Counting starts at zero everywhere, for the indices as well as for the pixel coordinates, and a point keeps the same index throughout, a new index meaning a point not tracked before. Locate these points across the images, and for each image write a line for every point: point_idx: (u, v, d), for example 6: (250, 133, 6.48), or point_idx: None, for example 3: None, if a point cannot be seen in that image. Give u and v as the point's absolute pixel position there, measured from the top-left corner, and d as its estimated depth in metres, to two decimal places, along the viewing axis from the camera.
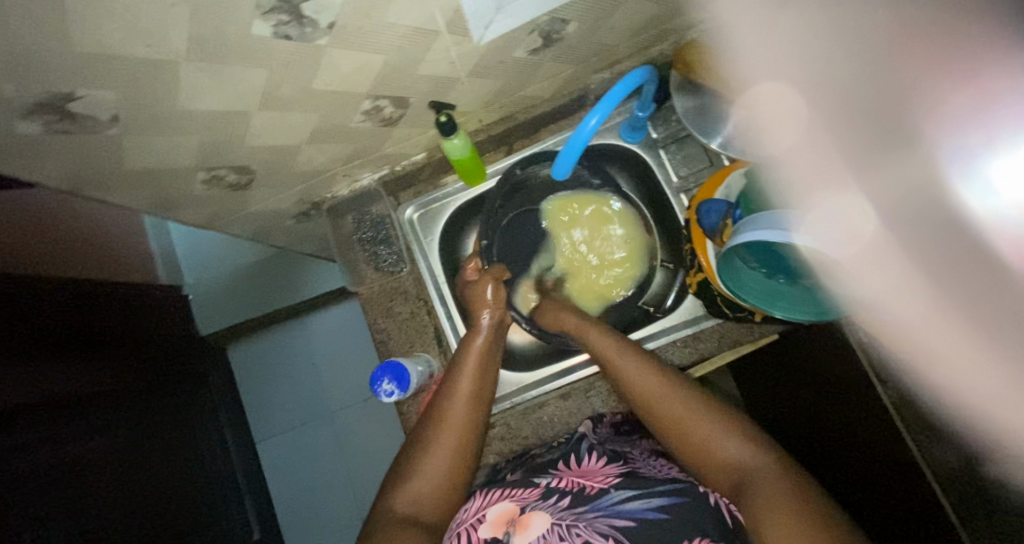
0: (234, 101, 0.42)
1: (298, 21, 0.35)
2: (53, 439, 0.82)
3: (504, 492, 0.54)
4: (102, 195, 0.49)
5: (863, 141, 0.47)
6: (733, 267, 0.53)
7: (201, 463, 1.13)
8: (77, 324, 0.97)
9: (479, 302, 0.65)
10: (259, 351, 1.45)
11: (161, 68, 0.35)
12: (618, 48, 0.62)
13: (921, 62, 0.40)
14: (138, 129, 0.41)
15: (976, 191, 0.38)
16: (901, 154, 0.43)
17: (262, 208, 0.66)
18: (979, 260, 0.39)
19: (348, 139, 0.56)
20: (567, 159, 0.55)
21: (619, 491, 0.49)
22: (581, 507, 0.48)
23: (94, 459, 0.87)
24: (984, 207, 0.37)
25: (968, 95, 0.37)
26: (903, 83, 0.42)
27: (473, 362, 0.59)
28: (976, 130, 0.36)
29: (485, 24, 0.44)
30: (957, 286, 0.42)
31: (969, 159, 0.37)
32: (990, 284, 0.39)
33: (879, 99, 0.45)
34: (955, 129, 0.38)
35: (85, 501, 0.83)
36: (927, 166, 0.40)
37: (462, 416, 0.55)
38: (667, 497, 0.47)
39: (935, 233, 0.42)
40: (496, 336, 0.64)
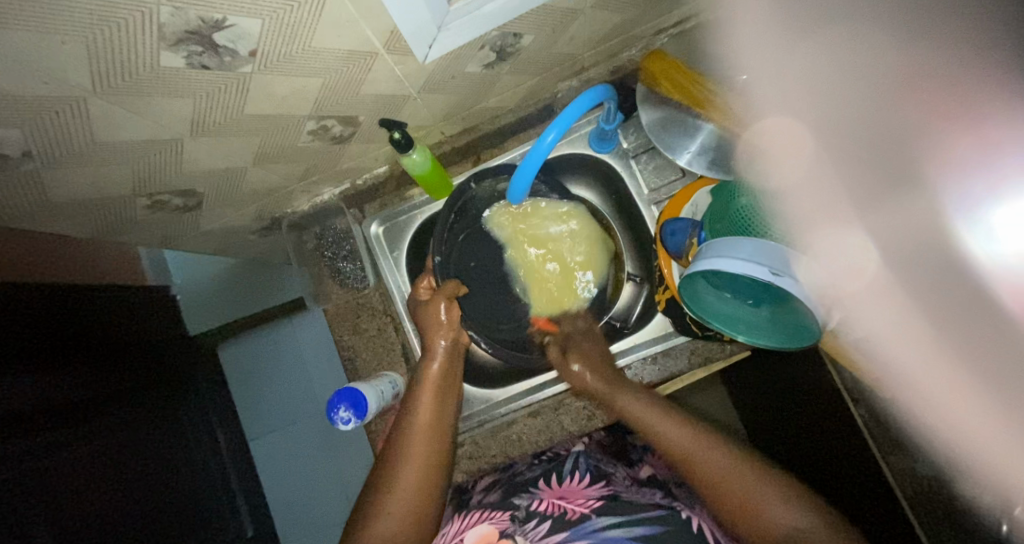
0: (159, 130, 0.40)
1: (213, 51, 0.33)
2: (52, 445, 0.68)
3: (481, 515, 0.51)
4: (36, 223, 0.47)
5: (868, 181, 0.44)
6: (697, 292, 0.52)
7: (204, 477, 0.96)
8: (61, 317, 0.80)
9: (435, 325, 0.65)
10: (253, 353, 1.22)
11: (65, 103, 0.33)
12: (581, 57, 0.59)
13: (925, 104, 0.38)
14: (57, 163, 0.39)
15: (978, 237, 0.35)
16: (902, 197, 0.40)
17: (219, 226, 0.64)
18: (981, 311, 0.36)
19: (299, 157, 0.54)
20: (526, 173, 0.53)
21: (603, 517, 0.45)
22: (560, 534, 0.44)
23: (93, 473, 0.72)
24: (985, 257, 0.35)
25: (971, 141, 0.35)
26: (910, 123, 0.39)
27: (429, 390, 0.59)
28: (979, 179, 0.34)
29: (428, 44, 0.42)
30: (959, 340, 0.38)
31: (970, 207, 0.35)
32: (989, 338, 0.36)
33: (884, 135, 0.42)
34: (958, 172, 0.36)
35: (86, 524, 0.68)
36: (926, 211, 0.38)
37: (423, 443, 0.53)
38: (650, 527, 0.43)
39: (937, 284, 0.39)
40: (451, 359, 0.64)
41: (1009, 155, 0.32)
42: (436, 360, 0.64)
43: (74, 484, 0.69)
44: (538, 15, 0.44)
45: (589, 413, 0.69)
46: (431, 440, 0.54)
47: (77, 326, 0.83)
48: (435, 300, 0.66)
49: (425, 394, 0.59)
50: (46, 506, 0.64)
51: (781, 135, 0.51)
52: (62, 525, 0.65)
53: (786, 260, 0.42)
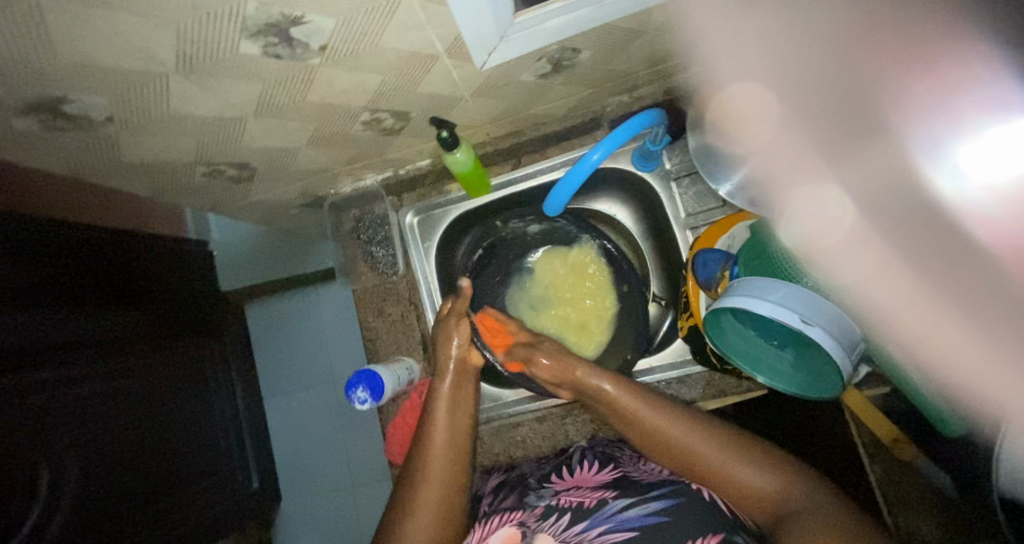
0: (227, 109, 0.42)
1: (287, 43, 0.34)
2: (86, 376, 0.73)
3: (504, 518, 0.51)
4: (106, 177, 0.51)
5: (833, 137, 0.48)
6: (721, 328, 0.51)
7: (221, 428, 1.01)
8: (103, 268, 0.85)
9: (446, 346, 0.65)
10: (277, 319, 1.27)
11: (150, 79, 0.35)
12: (635, 75, 0.59)
13: (884, 58, 0.41)
14: (133, 128, 0.41)
15: (946, 175, 0.40)
16: (869, 148, 0.45)
17: (266, 198, 0.67)
18: (950, 237, 0.41)
19: (349, 143, 0.56)
20: (567, 189, 0.55)
21: (618, 500, 0.46)
22: (581, 524, 0.45)
23: (119, 409, 0.77)
24: (955, 193, 0.39)
25: (930, 85, 0.39)
26: (866, 77, 0.43)
27: (443, 411, 0.60)
28: (940, 119, 0.39)
29: (488, 51, 0.42)
30: (944, 270, 0.42)
31: (936, 148, 0.40)
32: (967, 265, 0.40)
33: (842, 94, 0.45)
34: (922, 119, 0.40)
35: (108, 455, 0.73)
36: (897, 154, 0.42)
37: (439, 468, 0.56)
38: (664, 502, 0.45)
39: (911, 221, 0.43)
40: (462, 379, 0.64)
41: (966, 95, 0.37)
42: (446, 379, 0.63)
43: (105, 414, 0.74)
44: (599, 33, 0.44)
45: (595, 428, 0.68)
46: (449, 465, 0.56)
47: (113, 273, 0.86)
48: (449, 318, 0.67)
49: (437, 413, 0.59)
50: (77, 433, 0.69)
51: (747, 103, 0.51)
52: (86, 453, 0.70)
53: (817, 309, 0.42)
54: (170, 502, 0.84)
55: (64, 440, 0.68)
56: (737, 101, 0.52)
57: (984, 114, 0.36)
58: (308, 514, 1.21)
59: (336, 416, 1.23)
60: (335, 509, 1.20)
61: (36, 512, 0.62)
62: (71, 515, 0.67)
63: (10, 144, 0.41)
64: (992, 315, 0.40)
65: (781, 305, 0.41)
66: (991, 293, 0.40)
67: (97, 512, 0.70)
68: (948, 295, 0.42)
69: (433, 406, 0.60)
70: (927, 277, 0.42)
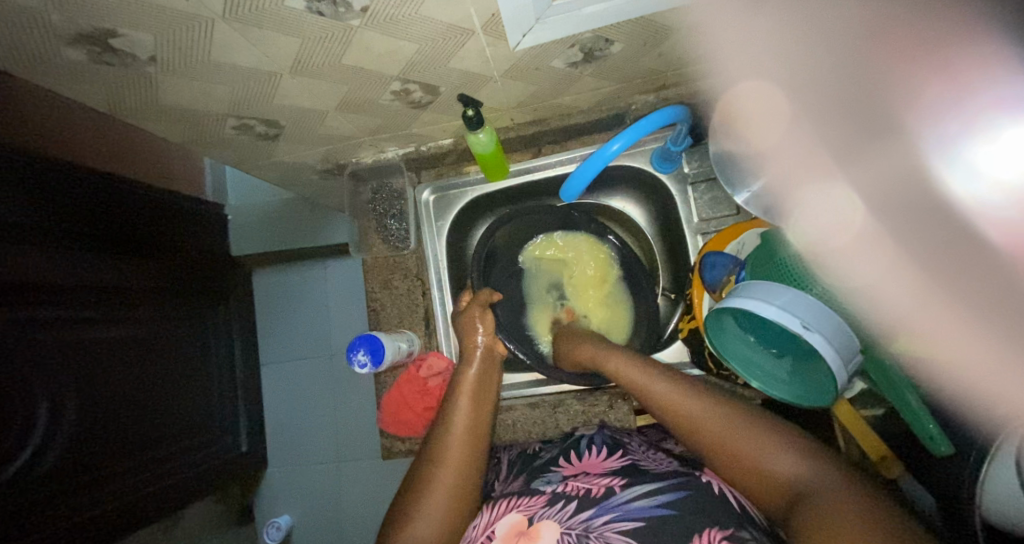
0: (265, 62, 0.43)
1: (331, 1, 0.35)
2: (94, 319, 0.75)
3: (512, 502, 0.50)
4: (141, 119, 0.53)
5: (845, 135, 0.46)
6: (722, 328, 0.52)
7: (213, 385, 1.02)
8: (120, 217, 0.86)
9: (470, 335, 0.67)
10: (283, 285, 1.28)
11: (197, 22, 0.36)
12: (664, 74, 0.60)
13: (899, 55, 0.36)
14: (174, 71, 0.43)
15: (958, 176, 0.37)
16: (883, 144, 0.42)
17: (290, 159, 0.69)
18: (971, 243, 0.39)
19: (377, 113, 0.58)
20: (585, 177, 0.56)
21: (626, 491, 0.46)
22: (588, 512, 0.45)
23: (118, 353, 0.79)
24: (968, 194, 0.37)
25: (944, 84, 0.35)
26: (880, 75, 0.38)
27: (466, 392, 0.61)
28: (953, 118, 0.35)
29: (522, 32, 0.43)
30: (958, 271, 0.41)
31: (949, 148, 0.37)
32: (988, 269, 0.39)
33: (854, 90, 0.41)
34: (932, 118, 0.37)
35: (103, 397, 0.75)
36: (911, 154, 0.39)
37: (461, 448, 0.55)
38: (671, 494, 0.45)
39: (924, 217, 0.42)
40: (487, 366, 0.66)
41: (982, 93, 0.33)
42: (473, 365, 0.65)
43: (107, 359, 0.76)
44: (632, 26, 0.45)
45: (585, 420, 0.69)
46: (469, 443, 0.56)
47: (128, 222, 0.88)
48: (471, 308, 0.70)
49: (461, 397, 0.61)
50: (80, 375, 0.72)
51: (759, 101, 0.52)
52: (88, 391, 0.73)
53: (819, 317, 0.42)
54: (161, 451, 0.86)
55: (66, 378, 0.70)
56: (748, 101, 0.53)
57: (1000, 111, 0.32)
58: (293, 482, 1.23)
59: (330, 389, 1.24)
60: (320, 480, 1.21)
61: (32, 443, 0.65)
62: (68, 449, 0.69)
63: (56, 73, 0.42)
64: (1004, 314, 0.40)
65: (785, 305, 0.42)
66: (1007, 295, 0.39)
67: (83, 455, 0.72)
68: (955, 293, 0.42)
69: (458, 390, 0.61)
70: (934, 276, 0.43)
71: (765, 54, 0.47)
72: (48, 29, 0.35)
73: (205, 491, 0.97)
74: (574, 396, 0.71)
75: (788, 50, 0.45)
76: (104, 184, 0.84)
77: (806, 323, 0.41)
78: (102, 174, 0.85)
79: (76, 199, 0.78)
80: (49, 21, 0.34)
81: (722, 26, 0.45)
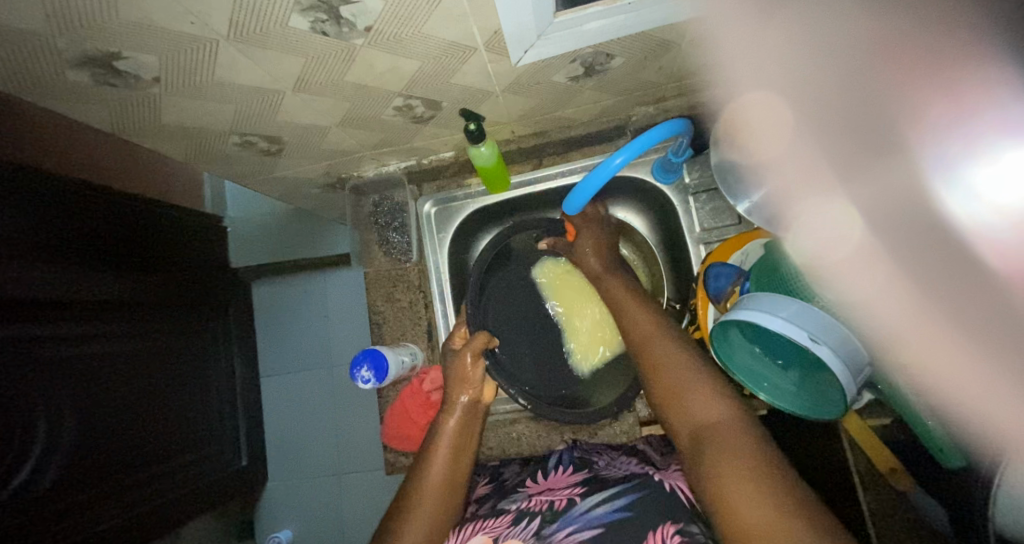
0: (269, 82, 0.43)
1: (335, 21, 0.35)
2: (93, 336, 0.75)
3: (476, 526, 0.51)
4: (145, 138, 0.53)
5: (845, 150, 0.45)
6: (728, 340, 0.52)
7: (212, 399, 1.01)
8: (113, 234, 0.85)
9: (460, 381, 0.65)
10: (283, 296, 1.27)
11: (201, 43, 0.36)
12: (664, 86, 0.60)
13: (901, 72, 0.37)
14: (177, 91, 0.43)
15: (958, 197, 0.37)
16: (881, 163, 0.42)
17: (291, 174, 0.69)
18: (967, 271, 0.39)
19: (378, 128, 0.58)
20: (587, 192, 0.57)
21: (586, 500, 0.48)
22: (551, 526, 0.46)
23: (116, 370, 0.78)
24: (969, 217, 0.37)
25: (946, 102, 0.35)
26: (886, 91, 0.38)
27: (443, 449, 0.60)
28: (954, 139, 0.35)
29: (524, 49, 0.44)
30: (948, 294, 0.41)
31: (950, 167, 0.36)
32: (982, 294, 0.39)
33: (855, 110, 0.42)
34: (934, 137, 0.37)
35: (102, 413, 0.74)
36: (908, 174, 0.39)
37: (429, 507, 0.55)
38: (628, 497, 0.46)
39: (918, 240, 0.42)
40: (469, 417, 0.65)
41: (982, 114, 0.33)
42: (454, 415, 0.64)
43: (105, 373, 0.76)
44: (632, 41, 0.46)
45: (591, 432, 0.69)
46: (440, 506, 0.55)
47: (122, 238, 0.87)
48: (461, 352, 0.66)
49: (439, 449, 0.60)
50: (81, 389, 0.71)
51: (761, 112, 0.52)
52: (89, 406, 0.72)
53: (826, 328, 0.42)
54: (159, 469, 0.85)
55: (67, 394, 0.70)
56: (752, 110, 0.53)
57: (1000, 134, 0.33)
58: (293, 495, 1.22)
59: (331, 402, 1.23)
60: (321, 494, 1.20)
61: (33, 459, 0.65)
62: (68, 466, 0.69)
63: (60, 96, 0.42)
64: (996, 343, 0.40)
65: (790, 314, 0.42)
66: (1002, 325, 0.39)
67: (83, 474, 0.71)
68: (951, 316, 0.42)
69: (439, 438, 0.61)
70: (930, 303, 0.42)
71: (767, 65, 0.47)
72: (54, 53, 0.35)
73: (204, 508, 0.96)
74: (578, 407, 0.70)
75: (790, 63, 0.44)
76: (98, 198, 0.84)
77: (813, 335, 0.41)
78: (95, 187, 0.84)
79: (76, 215, 0.78)
80: (54, 45, 0.34)
81: (732, 37, 0.46)
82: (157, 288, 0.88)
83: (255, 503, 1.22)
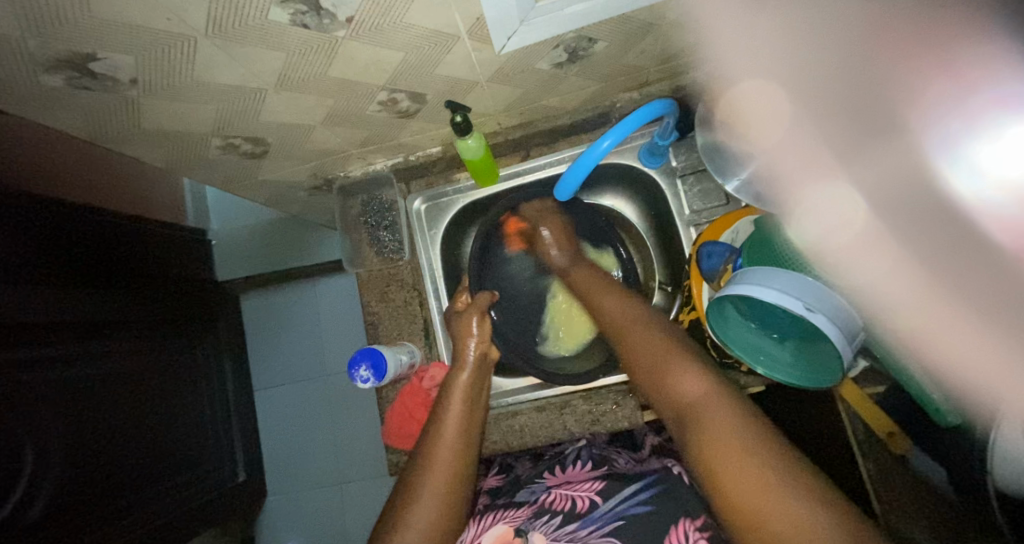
0: (250, 79, 0.43)
1: (315, 12, 0.35)
2: (69, 357, 0.71)
3: (498, 515, 0.52)
4: (124, 145, 0.52)
5: (849, 136, 0.50)
6: (724, 315, 0.53)
7: (204, 413, 0.99)
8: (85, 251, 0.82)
9: (464, 334, 0.67)
10: (273, 305, 1.25)
11: (178, 40, 0.35)
12: (647, 70, 0.61)
13: (904, 54, 0.43)
14: (156, 92, 0.42)
15: (962, 175, 0.42)
16: (887, 144, 0.47)
17: (276, 177, 0.68)
18: (972, 243, 0.43)
19: (364, 125, 0.58)
20: (577, 176, 0.57)
21: (608, 500, 0.48)
22: (573, 524, 0.47)
23: (97, 392, 0.75)
24: (972, 193, 0.42)
25: (947, 82, 0.42)
26: (889, 76, 0.44)
27: (458, 399, 0.60)
28: (955, 116, 0.41)
29: (508, 35, 0.43)
30: (953, 271, 0.45)
31: (952, 146, 0.42)
32: (977, 266, 0.44)
33: (858, 98, 0.47)
34: (935, 116, 0.43)
35: (86, 439, 0.71)
36: (916, 154, 0.44)
37: (446, 470, 0.53)
38: (649, 491, 0.48)
39: (923, 217, 0.46)
40: (481, 370, 0.65)
41: (987, 91, 0.40)
42: (465, 370, 0.64)
43: (85, 397, 0.73)
44: (615, 24, 0.46)
45: (593, 420, 0.68)
46: (453, 469, 0.54)
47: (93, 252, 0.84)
48: (467, 312, 0.69)
49: (454, 402, 0.60)
50: (66, 421, 0.69)
51: (758, 99, 0.53)
52: (72, 433, 0.70)
53: (822, 298, 0.43)
54: (151, 490, 0.82)
55: (51, 419, 0.67)
56: (745, 100, 0.54)
57: (1004, 111, 0.38)
58: (295, 509, 1.20)
59: (328, 409, 1.22)
60: (323, 504, 1.19)
61: (18, 493, 0.62)
62: (55, 496, 0.66)
63: (34, 102, 0.41)
64: (996, 312, 0.44)
65: (784, 281, 0.43)
66: (1008, 293, 0.43)
67: (70, 502, 0.68)
68: (949, 290, 0.45)
69: (451, 392, 0.61)
70: (937, 279, 0.46)
71: (764, 53, 0.49)
72: (26, 56, 0.34)
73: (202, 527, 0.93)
74: (579, 396, 0.70)
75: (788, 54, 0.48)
76: (70, 215, 0.82)
77: (807, 303, 0.42)
78: (66, 205, 0.82)
79: (42, 232, 0.75)
80: (27, 48, 0.33)
81: (726, 38, 0.49)
82: (142, 306, 0.86)
83: (254, 516, 1.20)
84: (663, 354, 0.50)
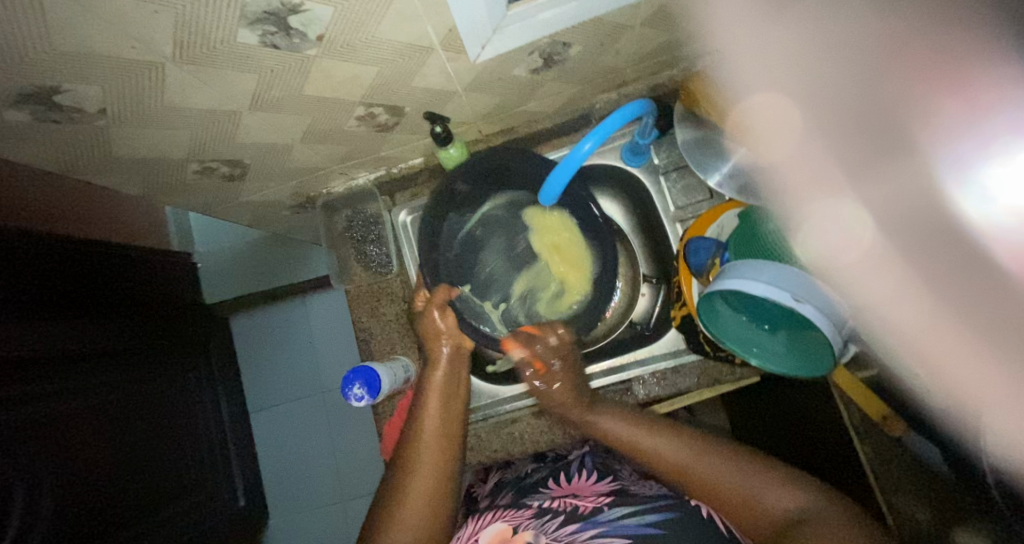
0: (224, 102, 0.42)
1: (285, 32, 0.34)
2: (51, 394, 0.69)
3: (498, 514, 0.54)
4: (97, 175, 0.51)
5: (857, 150, 0.46)
6: (715, 309, 0.53)
7: (199, 440, 0.97)
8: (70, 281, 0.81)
9: (433, 334, 0.63)
10: (262, 325, 1.24)
11: (144, 67, 0.35)
12: (624, 70, 0.62)
13: (917, 72, 0.39)
14: (126, 120, 0.41)
15: (971, 198, 0.38)
16: (896, 164, 0.43)
17: (257, 198, 0.67)
18: (980, 270, 0.40)
19: (344, 140, 0.57)
20: (562, 174, 0.56)
21: (614, 508, 0.49)
22: (573, 525, 0.48)
23: (86, 425, 0.73)
24: (982, 217, 0.38)
25: (962, 103, 0.37)
26: (897, 91, 0.41)
27: (434, 401, 0.59)
28: (968, 141, 0.37)
29: (482, 44, 0.43)
30: (965, 300, 0.42)
31: (962, 167, 0.38)
32: (991, 293, 0.40)
33: (866, 107, 0.44)
34: (946, 136, 0.39)
35: (78, 473, 0.69)
36: (923, 175, 0.41)
37: (426, 476, 0.54)
38: (660, 513, 0.48)
39: (930, 238, 0.42)
40: (454, 366, 0.62)
41: (995, 118, 0.36)
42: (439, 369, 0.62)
43: (73, 434, 0.70)
44: (589, 28, 0.46)
45: None
46: (435, 472, 0.54)
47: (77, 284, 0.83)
48: (430, 308, 0.63)
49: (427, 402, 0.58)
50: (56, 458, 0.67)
51: (768, 110, 0.53)
52: (65, 469, 0.68)
53: (809, 290, 0.43)
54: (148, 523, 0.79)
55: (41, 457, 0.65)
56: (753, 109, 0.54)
57: (1009, 135, 0.35)
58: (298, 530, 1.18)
59: (326, 427, 1.20)
60: (326, 524, 1.17)
61: (12, 532, 0.59)
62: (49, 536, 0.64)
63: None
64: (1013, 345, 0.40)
65: (763, 273, 0.43)
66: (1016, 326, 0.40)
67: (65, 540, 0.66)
68: (963, 319, 0.43)
69: (427, 393, 0.59)
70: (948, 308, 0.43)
71: (774, 65, 0.51)
72: None
73: None
74: None
75: (791, 56, 0.49)
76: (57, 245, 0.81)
77: (794, 296, 0.42)
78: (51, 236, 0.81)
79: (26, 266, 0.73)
80: None
81: (734, 37, 0.51)
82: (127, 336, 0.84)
83: None
84: (731, 474, 0.48)
